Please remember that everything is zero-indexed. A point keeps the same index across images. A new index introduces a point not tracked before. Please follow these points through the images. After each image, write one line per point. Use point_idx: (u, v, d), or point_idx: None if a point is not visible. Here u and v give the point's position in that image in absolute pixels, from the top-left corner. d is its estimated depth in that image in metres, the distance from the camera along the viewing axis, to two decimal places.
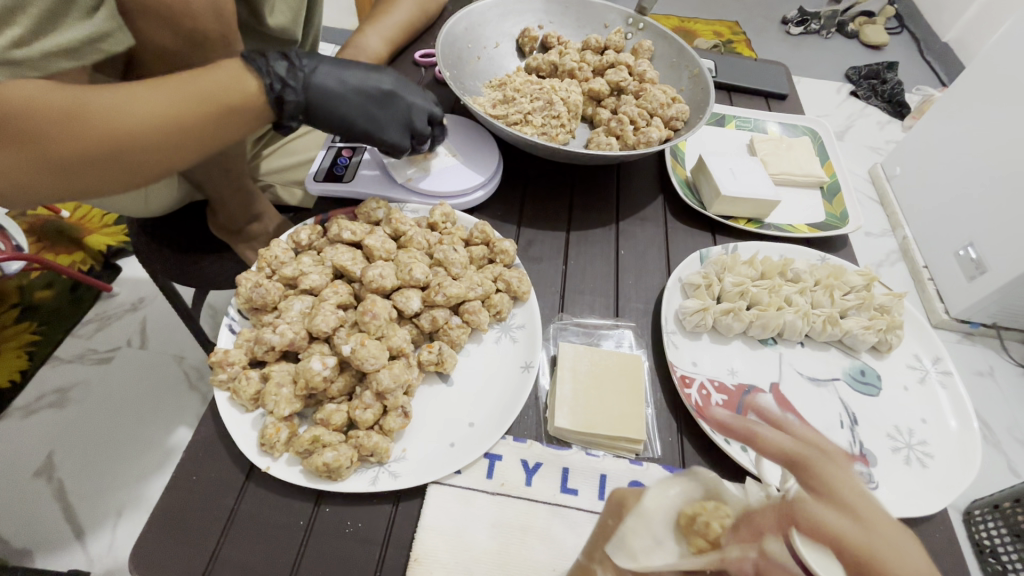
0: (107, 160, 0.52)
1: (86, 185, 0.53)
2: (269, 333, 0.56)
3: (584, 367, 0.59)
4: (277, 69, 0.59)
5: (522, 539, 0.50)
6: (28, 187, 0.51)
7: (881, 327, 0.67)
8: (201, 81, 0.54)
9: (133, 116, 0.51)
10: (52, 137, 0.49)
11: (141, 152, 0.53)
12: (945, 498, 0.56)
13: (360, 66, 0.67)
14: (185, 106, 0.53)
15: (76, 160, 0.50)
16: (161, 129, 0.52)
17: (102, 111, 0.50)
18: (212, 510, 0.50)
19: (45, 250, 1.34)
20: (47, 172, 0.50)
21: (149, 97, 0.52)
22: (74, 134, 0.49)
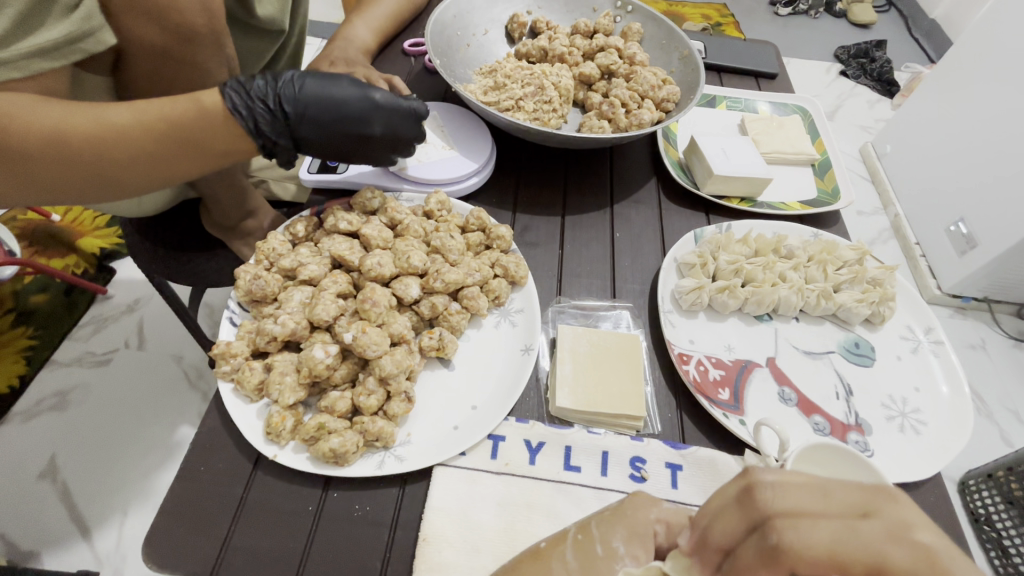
0: (85, 182, 0.52)
1: (65, 195, 0.53)
2: (271, 324, 0.56)
3: (583, 348, 0.60)
4: (266, 124, 0.56)
5: (528, 516, 0.51)
6: (10, 195, 0.51)
7: (874, 300, 0.68)
8: (190, 119, 0.53)
9: (122, 151, 0.51)
10: (35, 163, 0.49)
11: (124, 176, 0.54)
12: (938, 462, 0.58)
13: (352, 95, 0.62)
14: (173, 147, 0.54)
15: (59, 180, 0.51)
16: (144, 162, 0.53)
17: (88, 141, 0.49)
18: (221, 500, 0.50)
19: (38, 255, 1.33)
20: (24, 189, 0.50)
21: (132, 125, 0.51)
22: (55, 161, 0.49)
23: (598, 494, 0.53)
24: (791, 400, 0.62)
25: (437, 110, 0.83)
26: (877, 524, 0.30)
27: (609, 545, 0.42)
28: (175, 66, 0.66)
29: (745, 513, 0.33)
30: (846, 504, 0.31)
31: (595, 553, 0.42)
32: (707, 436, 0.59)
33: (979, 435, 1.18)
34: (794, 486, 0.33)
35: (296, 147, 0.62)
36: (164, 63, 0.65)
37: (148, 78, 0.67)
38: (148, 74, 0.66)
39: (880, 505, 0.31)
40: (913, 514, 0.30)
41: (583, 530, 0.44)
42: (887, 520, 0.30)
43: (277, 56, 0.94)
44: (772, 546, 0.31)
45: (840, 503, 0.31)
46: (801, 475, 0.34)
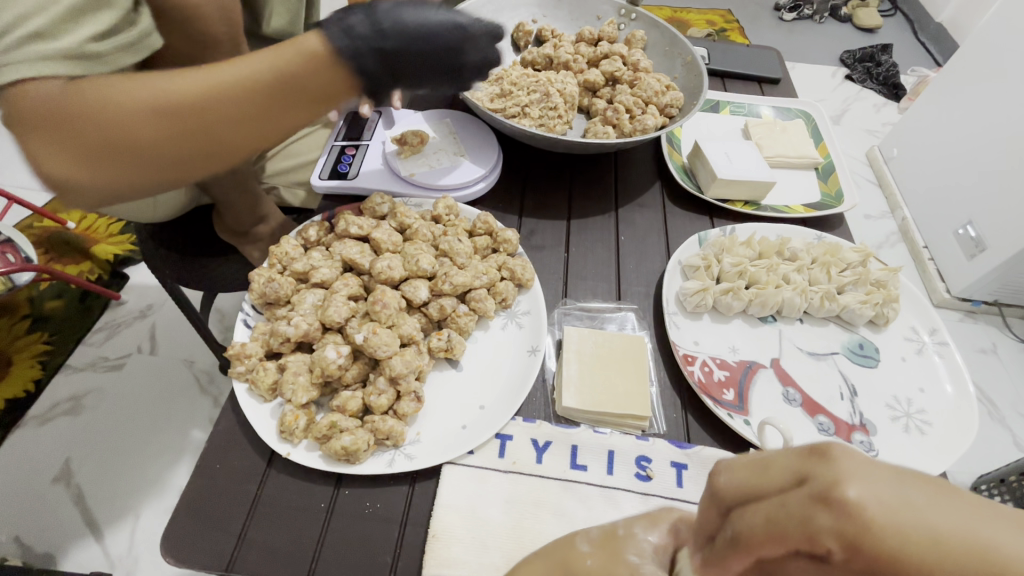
0: (208, 152, 0.47)
1: (167, 178, 0.48)
2: (285, 325, 0.58)
3: (589, 348, 0.61)
4: (374, 61, 0.50)
5: (535, 513, 0.52)
6: (110, 180, 0.46)
7: (878, 301, 0.69)
8: (288, 62, 0.46)
9: (223, 109, 0.45)
10: (153, 134, 0.44)
11: (230, 143, 0.48)
12: (943, 462, 0.58)
13: (443, 22, 0.54)
14: (275, 99, 0.47)
15: (161, 153, 0.45)
16: (262, 119, 0.48)
17: (190, 103, 0.44)
18: (237, 496, 0.52)
19: (53, 262, 1.35)
20: (142, 171, 0.46)
21: (231, 79, 0.45)
22: (173, 132, 0.45)
23: (604, 492, 0.54)
24: (795, 401, 0.62)
25: (445, 117, 0.84)
26: (803, 489, 0.25)
27: None
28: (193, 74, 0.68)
29: (716, 504, 0.31)
30: (789, 472, 0.27)
31: None
32: (711, 436, 0.60)
33: (990, 441, 1.17)
34: (742, 464, 0.30)
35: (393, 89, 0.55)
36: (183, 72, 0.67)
37: None
38: None
39: (815, 469, 0.25)
40: (844, 468, 0.25)
41: None
42: (815, 484, 0.25)
43: None
44: (732, 538, 0.28)
45: (778, 474, 0.28)
46: (760, 453, 0.30)
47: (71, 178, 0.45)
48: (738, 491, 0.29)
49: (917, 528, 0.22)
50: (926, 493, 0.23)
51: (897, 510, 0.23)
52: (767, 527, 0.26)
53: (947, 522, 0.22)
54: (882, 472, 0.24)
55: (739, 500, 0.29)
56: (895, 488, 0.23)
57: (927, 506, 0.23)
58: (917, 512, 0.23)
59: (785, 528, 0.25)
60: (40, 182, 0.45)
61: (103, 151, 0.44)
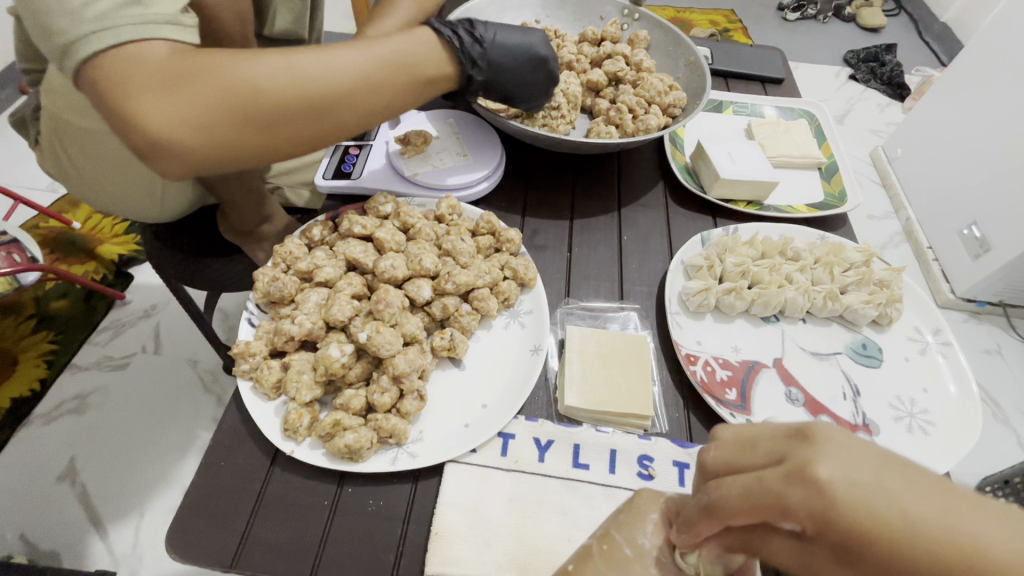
0: (307, 118, 0.48)
1: (274, 148, 0.49)
2: (289, 324, 0.58)
3: (591, 348, 0.61)
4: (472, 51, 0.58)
5: (537, 512, 0.52)
6: (221, 142, 0.46)
7: (881, 301, 0.69)
8: (404, 46, 0.52)
9: (344, 79, 0.49)
10: (265, 88, 0.46)
11: (343, 116, 0.50)
12: (946, 462, 0.58)
13: (525, 35, 0.64)
14: (389, 74, 0.51)
15: (280, 116, 0.47)
16: (363, 91, 0.50)
17: (313, 73, 0.47)
18: (241, 493, 0.52)
19: (58, 262, 1.36)
20: (250, 129, 0.47)
21: (352, 57, 0.49)
22: (280, 90, 0.46)
23: (606, 491, 0.54)
24: (798, 401, 0.62)
25: (448, 117, 0.85)
26: (780, 468, 0.31)
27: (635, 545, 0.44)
28: None
29: (703, 476, 0.37)
30: (772, 450, 0.33)
31: (624, 556, 0.43)
32: (713, 435, 0.60)
33: (995, 442, 1.17)
34: (728, 442, 0.36)
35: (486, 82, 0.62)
36: None
37: None
38: None
39: (797, 451, 0.31)
40: (822, 450, 0.30)
41: (606, 539, 0.45)
42: (793, 464, 0.30)
43: None
44: (708, 505, 0.34)
45: (764, 453, 0.33)
46: (751, 429, 0.36)
47: (176, 132, 0.44)
48: (726, 466, 0.35)
49: (890, 511, 0.27)
50: (903, 482, 0.28)
51: (862, 484, 0.28)
52: (745, 501, 0.31)
53: (915, 507, 0.27)
54: (860, 459, 0.29)
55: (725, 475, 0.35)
56: (870, 474, 0.28)
57: (891, 494, 0.28)
58: (888, 495, 0.28)
59: (764, 499, 0.30)
60: (144, 144, 0.45)
61: (226, 109, 0.45)
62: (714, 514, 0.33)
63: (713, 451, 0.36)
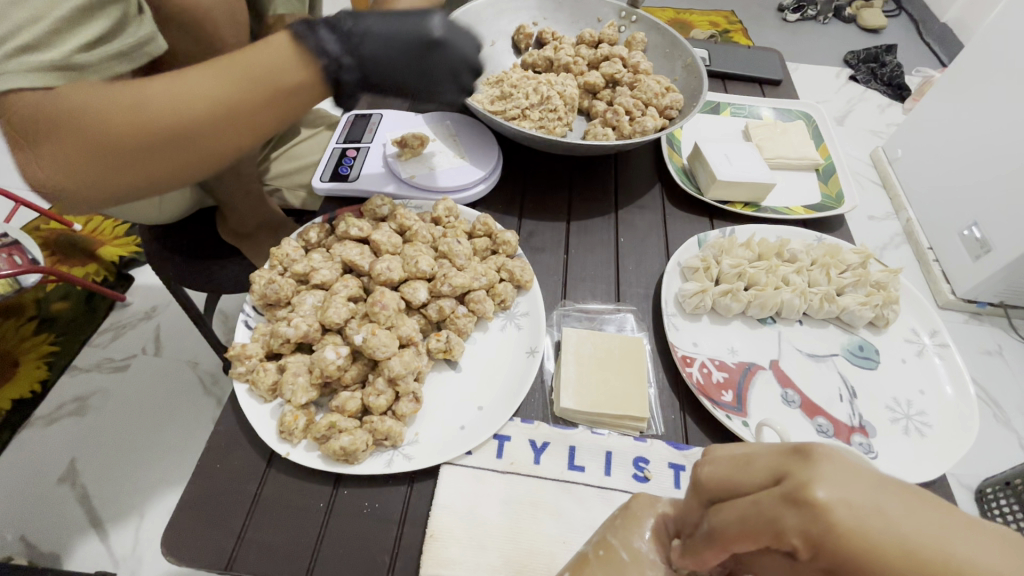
0: (170, 150, 0.49)
1: (147, 178, 0.51)
2: (285, 326, 0.58)
3: (587, 350, 0.62)
4: (331, 46, 0.52)
5: (533, 513, 0.52)
6: (93, 180, 0.49)
7: (878, 303, 0.69)
8: (259, 62, 0.50)
9: (196, 104, 0.48)
10: (115, 128, 0.47)
11: (208, 142, 0.50)
12: (944, 464, 0.58)
13: (410, 23, 0.57)
14: (246, 93, 0.49)
15: (139, 151, 0.48)
16: (221, 115, 0.49)
17: (166, 102, 0.47)
18: (238, 495, 0.52)
19: (59, 263, 1.36)
20: (117, 166, 0.49)
21: (208, 82, 0.49)
22: (135, 126, 0.47)
23: (602, 493, 0.54)
24: (795, 403, 0.62)
25: (446, 119, 0.85)
26: (777, 490, 0.32)
27: (631, 549, 0.43)
28: None
29: (699, 495, 0.38)
30: (764, 470, 0.33)
31: (622, 561, 0.43)
32: (709, 437, 0.60)
33: (997, 443, 1.16)
34: (722, 459, 0.37)
35: (367, 81, 0.56)
36: None
37: None
38: None
39: (795, 469, 0.32)
40: (820, 471, 0.30)
41: (603, 546, 0.44)
42: (790, 485, 0.31)
43: None
44: (708, 532, 0.34)
45: (756, 471, 0.34)
46: (743, 448, 0.37)
47: (53, 176, 0.48)
48: (719, 481, 0.36)
49: (883, 532, 0.29)
50: (893, 500, 0.30)
51: (859, 507, 0.29)
52: (741, 525, 0.32)
53: (902, 528, 0.29)
54: (857, 481, 0.30)
55: (719, 492, 0.36)
56: (865, 495, 0.30)
57: (882, 516, 0.29)
58: (880, 518, 0.29)
59: (760, 523, 0.31)
60: (36, 185, 0.50)
61: (83, 149, 0.47)
62: (713, 541, 0.34)
63: (707, 470, 0.37)
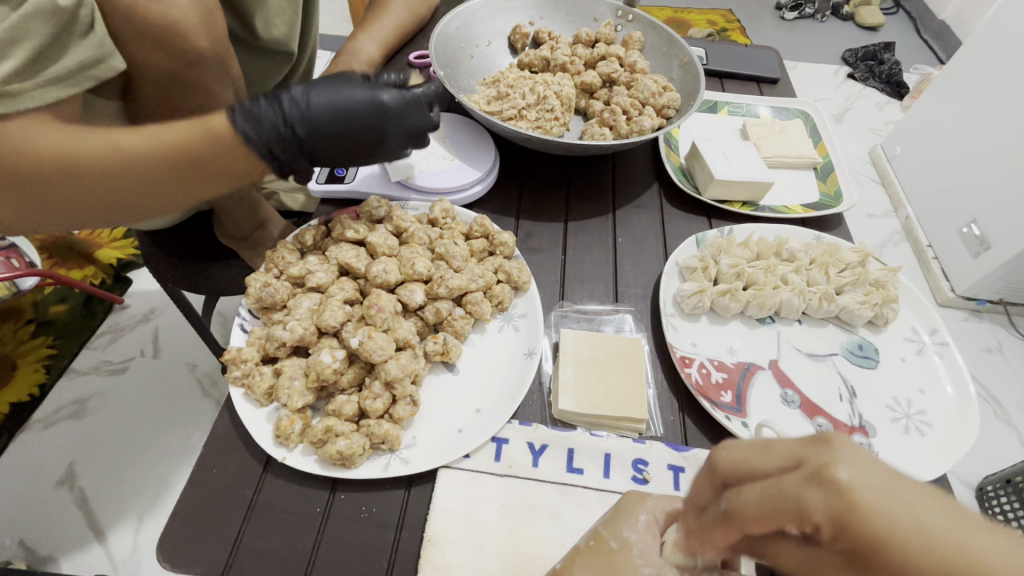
0: (107, 202, 0.52)
1: (81, 216, 0.53)
2: (280, 330, 0.58)
3: (585, 351, 0.61)
4: (279, 132, 0.55)
5: (531, 517, 0.51)
6: (22, 217, 0.50)
7: (877, 302, 0.69)
8: (201, 141, 0.52)
9: (136, 172, 0.50)
10: (50, 183, 0.47)
11: (147, 198, 0.53)
12: (945, 463, 0.57)
13: (363, 102, 0.60)
14: (190, 169, 0.52)
15: (75, 202, 0.50)
16: (158, 185, 0.52)
17: (104, 166, 0.49)
18: (234, 501, 0.52)
19: (57, 267, 1.36)
20: (51, 210, 0.50)
21: (148, 150, 0.50)
22: (73, 184, 0.48)
23: (601, 496, 0.53)
24: (794, 402, 0.62)
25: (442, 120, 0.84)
26: (797, 471, 0.28)
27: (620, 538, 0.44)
28: (181, 87, 0.68)
29: (714, 478, 0.35)
30: (785, 454, 0.30)
31: (611, 548, 0.44)
32: (710, 438, 0.59)
33: (997, 440, 1.16)
34: (744, 446, 0.33)
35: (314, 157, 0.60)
36: (172, 85, 0.67)
37: (160, 100, 0.69)
38: (160, 97, 0.69)
39: (812, 454, 0.28)
40: (841, 454, 0.27)
41: (594, 536, 0.45)
42: (810, 467, 0.28)
43: (288, 72, 0.97)
44: (726, 512, 0.32)
45: (779, 454, 0.30)
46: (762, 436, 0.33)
47: None
48: (738, 466, 0.33)
49: (906, 527, 0.25)
50: (916, 493, 0.26)
51: (881, 491, 0.26)
52: (759, 505, 0.29)
53: (934, 521, 0.25)
54: (880, 468, 0.26)
55: (736, 475, 0.33)
56: (888, 484, 0.26)
57: (927, 517, 0.25)
58: (909, 511, 0.25)
59: (779, 502, 0.28)
60: None
61: (16, 196, 0.47)
62: (732, 520, 0.31)
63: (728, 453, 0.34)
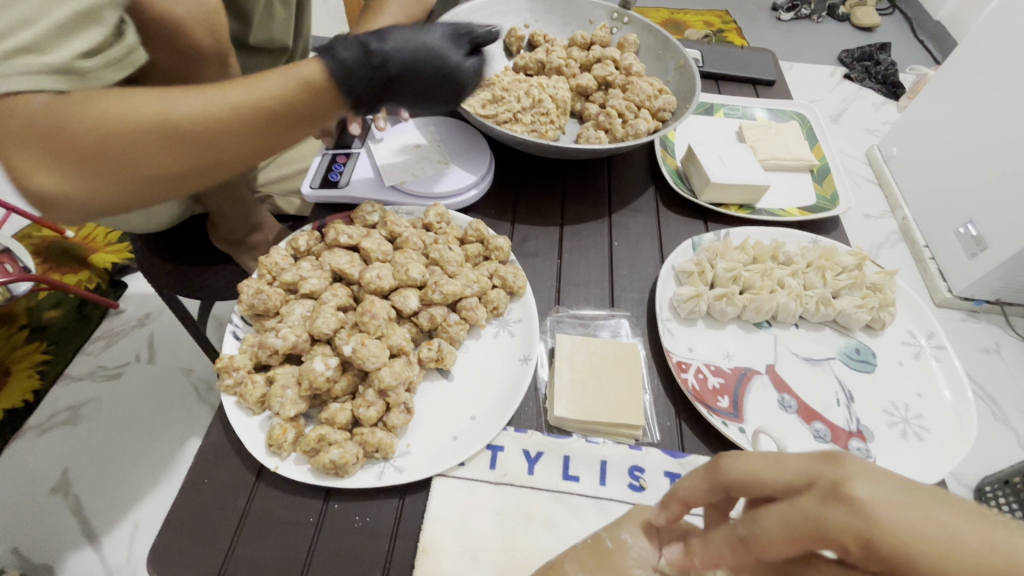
0: (190, 170, 0.46)
1: (161, 192, 0.47)
2: (273, 337, 0.57)
3: (581, 357, 0.61)
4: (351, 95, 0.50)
5: (526, 525, 0.51)
6: (102, 197, 0.45)
7: (874, 305, 0.68)
8: (287, 90, 0.47)
9: (226, 129, 0.45)
10: (139, 151, 0.43)
11: (235, 158, 0.48)
12: (943, 469, 0.57)
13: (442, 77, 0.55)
14: (277, 119, 0.47)
15: (162, 172, 0.45)
16: (247, 142, 0.47)
17: (193, 123, 0.44)
18: (226, 511, 0.51)
19: (52, 271, 1.35)
20: (134, 184, 0.45)
21: (233, 102, 0.45)
22: (159, 150, 0.44)
23: (597, 503, 0.53)
24: (791, 407, 0.61)
25: (437, 124, 0.84)
26: (814, 492, 0.32)
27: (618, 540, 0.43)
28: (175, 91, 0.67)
29: (713, 484, 0.38)
30: (798, 472, 0.34)
31: (607, 548, 0.43)
32: (707, 444, 0.59)
33: (995, 441, 1.16)
34: (749, 457, 0.36)
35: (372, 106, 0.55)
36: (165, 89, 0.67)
37: None
38: None
39: (826, 471, 0.33)
40: (854, 472, 0.32)
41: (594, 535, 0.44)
42: (826, 486, 0.32)
43: None
44: (743, 537, 0.34)
45: (790, 469, 0.34)
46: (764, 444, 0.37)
47: (57, 190, 0.43)
48: (746, 478, 0.36)
49: (937, 537, 0.29)
50: (936, 506, 0.30)
51: (900, 502, 0.30)
52: (782, 530, 0.32)
53: (953, 527, 0.29)
54: (889, 479, 0.31)
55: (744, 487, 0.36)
56: (904, 493, 0.30)
57: (939, 528, 0.29)
58: (928, 519, 0.30)
59: (804, 528, 0.31)
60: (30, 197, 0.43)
61: (104, 168, 0.43)
62: (749, 546, 0.34)
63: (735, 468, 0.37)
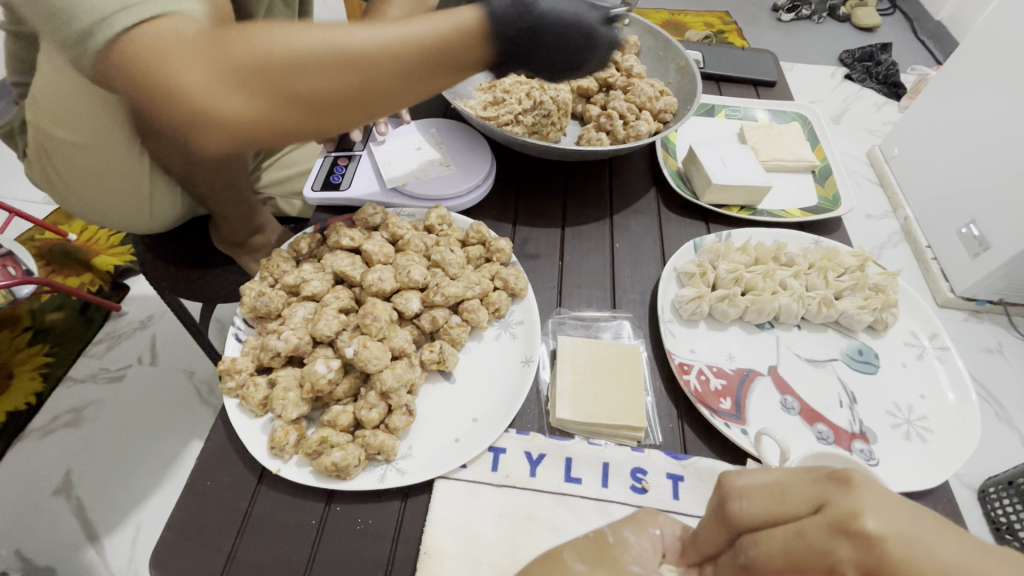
0: (342, 104, 0.42)
1: (313, 124, 0.44)
2: (275, 340, 0.57)
3: (583, 358, 0.61)
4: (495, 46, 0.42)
5: (528, 527, 0.51)
6: (260, 121, 0.42)
7: (876, 306, 0.68)
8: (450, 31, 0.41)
9: (387, 61, 0.41)
10: (300, 73, 0.40)
11: (389, 97, 0.43)
12: (947, 471, 0.57)
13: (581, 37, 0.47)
14: (439, 60, 0.42)
15: (316, 100, 0.41)
16: (403, 82, 0.42)
17: (357, 52, 0.40)
18: (228, 513, 0.51)
19: (54, 274, 1.35)
20: (289, 109, 0.42)
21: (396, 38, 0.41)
22: (316, 76, 0.40)
23: (599, 505, 0.53)
24: (794, 409, 0.61)
25: (438, 126, 0.84)
26: (820, 519, 0.32)
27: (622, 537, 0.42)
28: None
29: (724, 524, 0.38)
30: (803, 498, 0.34)
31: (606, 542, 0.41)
32: (709, 446, 0.59)
33: (999, 442, 1.16)
34: (756, 491, 0.37)
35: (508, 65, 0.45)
36: None
37: None
38: None
39: (834, 497, 0.33)
40: (861, 501, 0.32)
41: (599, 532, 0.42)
42: (833, 514, 0.32)
43: None
44: (743, 564, 0.35)
45: (796, 498, 0.35)
46: (767, 476, 0.37)
47: (216, 107, 0.41)
48: (756, 513, 0.36)
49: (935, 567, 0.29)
50: (933, 532, 0.31)
51: (908, 534, 0.30)
52: (785, 556, 0.33)
53: (951, 556, 0.30)
54: (895, 507, 0.31)
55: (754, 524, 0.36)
56: (906, 520, 0.31)
57: (939, 552, 0.30)
58: (926, 547, 0.30)
59: (807, 557, 0.32)
60: (191, 114, 0.41)
61: (264, 86, 0.40)
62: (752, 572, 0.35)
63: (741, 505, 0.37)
